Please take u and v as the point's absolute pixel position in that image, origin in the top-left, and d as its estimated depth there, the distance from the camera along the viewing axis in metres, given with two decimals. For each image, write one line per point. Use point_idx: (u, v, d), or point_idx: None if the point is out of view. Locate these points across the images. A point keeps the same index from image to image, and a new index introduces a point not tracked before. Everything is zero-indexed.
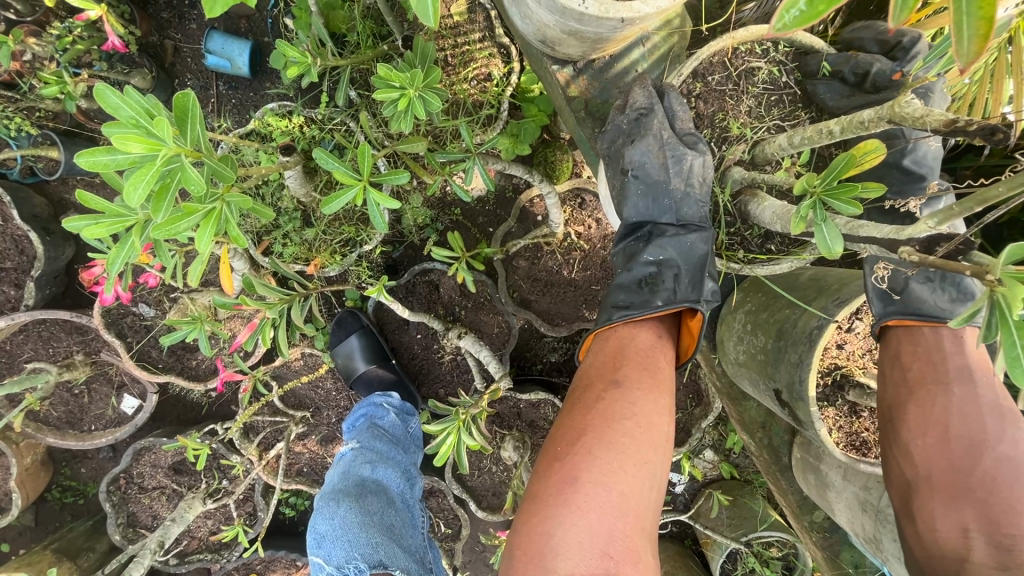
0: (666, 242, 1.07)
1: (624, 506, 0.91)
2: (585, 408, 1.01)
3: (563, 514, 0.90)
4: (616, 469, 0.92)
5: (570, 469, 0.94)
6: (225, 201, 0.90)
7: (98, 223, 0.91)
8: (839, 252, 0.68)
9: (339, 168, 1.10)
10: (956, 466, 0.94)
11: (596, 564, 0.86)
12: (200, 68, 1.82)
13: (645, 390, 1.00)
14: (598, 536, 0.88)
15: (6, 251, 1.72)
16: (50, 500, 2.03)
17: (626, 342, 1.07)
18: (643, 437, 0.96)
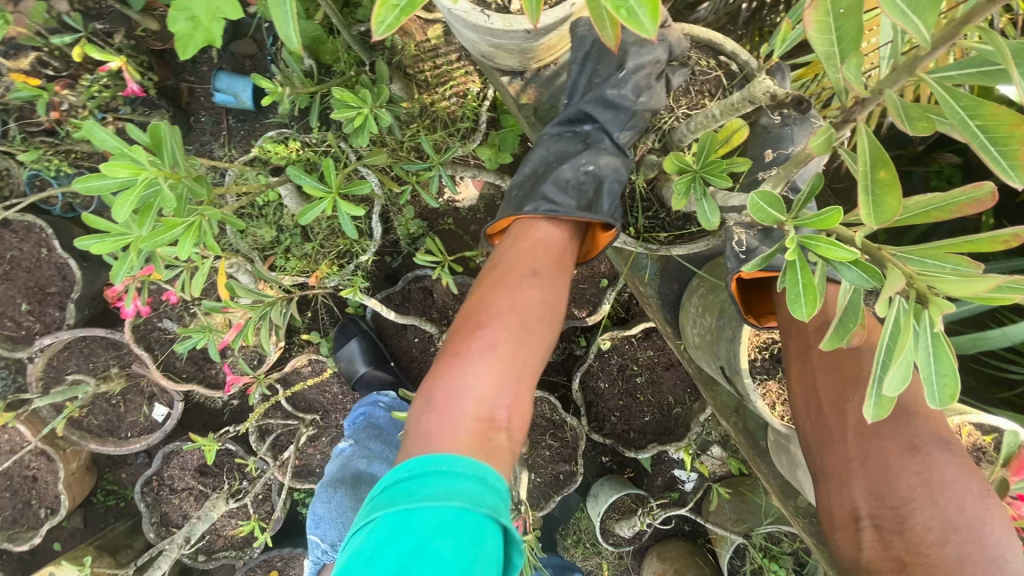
0: (599, 154, 1.18)
1: (520, 371, 1.00)
2: (502, 286, 1.06)
3: (466, 371, 0.97)
4: (519, 344, 1.01)
5: (484, 337, 1.00)
6: (204, 216, 1.04)
7: (103, 240, 1.06)
8: (718, 224, 0.76)
9: (309, 182, 1.24)
10: (855, 440, 1.02)
11: (491, 413, 0.95)
12: (212, 105, 2.03)
13: (552, 278, 1.09)
14: (491, 392, 0.95)
15: (51, 277, 1.95)
16: (96, 503, 2.23)
17: (542, 233, 1.13)
18: (546, 320, 1.06)
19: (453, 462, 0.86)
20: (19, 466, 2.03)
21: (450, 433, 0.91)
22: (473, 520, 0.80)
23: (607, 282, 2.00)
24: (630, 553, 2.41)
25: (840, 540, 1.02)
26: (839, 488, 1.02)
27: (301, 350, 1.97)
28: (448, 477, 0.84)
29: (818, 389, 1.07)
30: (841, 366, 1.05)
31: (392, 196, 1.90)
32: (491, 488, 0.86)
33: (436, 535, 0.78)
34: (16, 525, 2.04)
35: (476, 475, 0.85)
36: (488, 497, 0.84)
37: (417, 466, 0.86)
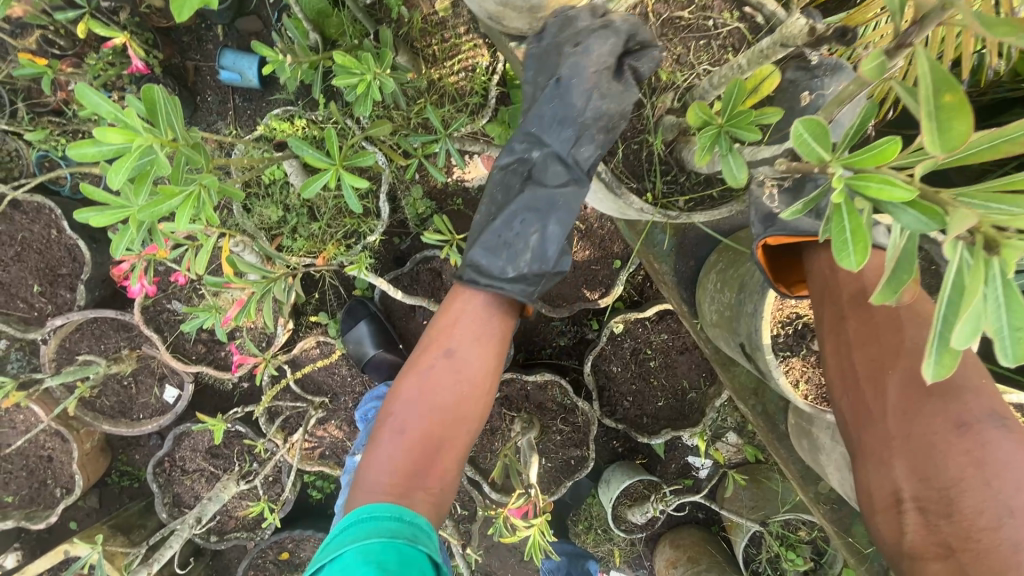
0: (539, 194, 1.11)
1: (426, 445, 1.07)
2: (423, 365, 1.11)
3: (377, 446, 1.08)
4: (397, 422, 1.08)
5: (396, 416, 1.09)
6: (202, 186, 1.01)
7: (102, 213, 1.04)
8: (745, 180, 0.71)
9: (310, 153, 1.20)
10: (896, 414, 0.88)
11: (400, 486, 1.04)
12: (218, 84, 2.00)
13: (470, 353, 1.11)
14: (390, 477, 1.04)
15: (62, 259, 1.95)
16: (111, 483, 2.26)
17: (465, 306, 1.13)
18: (457, 394, 1.09)
19: (371, 509, 0.99)
20: (34, 446, 2.05)
21: (366, 493, 1.04)
22: (396, 548, 0.92)
23: (620, 263, 1.94)
24: (643, 539, 2.38)
25: (881, 524, 0.89)
26: (876, 468, 0.90)
27: (309, 332, 1.95)
28: (370, 521, 0.97)
29: (857, 358, 0.94)
30: (878, 334, 0.92)
31: (399, 174, 1.86)
32: (410, 524, 0.98)
33: (372, 562, 0.89)
34: (32, 504, 2.07)
35: (397, 516, 0.98)
36: (407, 530, 0.97)
37: (345, 520, 1.00)
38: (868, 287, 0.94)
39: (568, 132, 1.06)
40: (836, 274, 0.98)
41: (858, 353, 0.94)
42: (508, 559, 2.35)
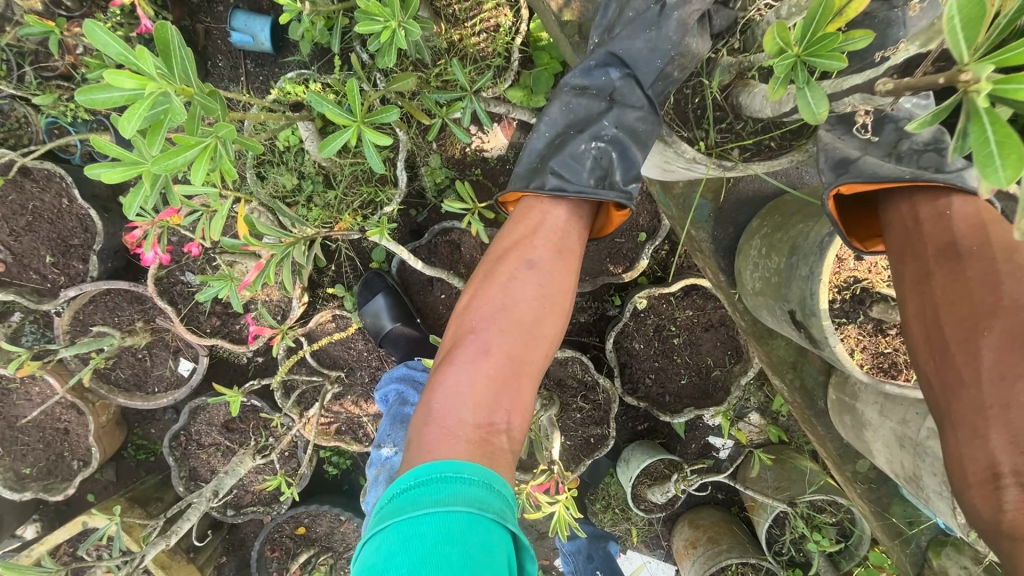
0: (625, 111, 1.10)
1: (510, 361, 0.99)
2: (500, 279, 1.06)
3: (453, 374, 0.97)
4: (481, 334, 1.01)
5: (472, 334, 1.01)
6: (219, 138, 0.95)
7: (115, 168, 0.99)
8: (822, 115, 0.73)
9: (330, 108, 1.13)
10: (996, 379, 0.78)
11: (481, 415, 0.94)
12: (229, 49, 1.93)
13: (549, 268, 1.07)
14: (473, 392, 0.95)
15: (74, 229, 1.91)
16: (127, 456, 2.25)
17: (546, 217, 1.10)
18: (539, 307, 1.04)
19: (459, 468, 0.85)
20: (51, 418, 2.04)
21: (443, 442, 0.90)
22: (481, 526, 0.81)
23: (645, 236, 1.87)
24: (661, 519, 2.34)
25: (977, 503, 0.79)
26: (969, 439, 0.80)
27: (326, 305, 1.91)
28: (454, 485, 0.83)
29: (950, 317, 0.84)
30: (970, 291, 0.83)
31: (418, 141, 1.79)
32: (498, 494, 0.86)
33: (448, 541, 0.78)
34: (50, 475, 2.06)
35: (484, 481, 0.86)
36: (495, 503, 0.85)
37: (419, 473, 0.86)
38: (959, 240, 0.86)
39: (656, 61, 1.09)
40: (918, 228, 0.91)
41: (950, 311, 0.84)
42: (524, 537, 2.33)
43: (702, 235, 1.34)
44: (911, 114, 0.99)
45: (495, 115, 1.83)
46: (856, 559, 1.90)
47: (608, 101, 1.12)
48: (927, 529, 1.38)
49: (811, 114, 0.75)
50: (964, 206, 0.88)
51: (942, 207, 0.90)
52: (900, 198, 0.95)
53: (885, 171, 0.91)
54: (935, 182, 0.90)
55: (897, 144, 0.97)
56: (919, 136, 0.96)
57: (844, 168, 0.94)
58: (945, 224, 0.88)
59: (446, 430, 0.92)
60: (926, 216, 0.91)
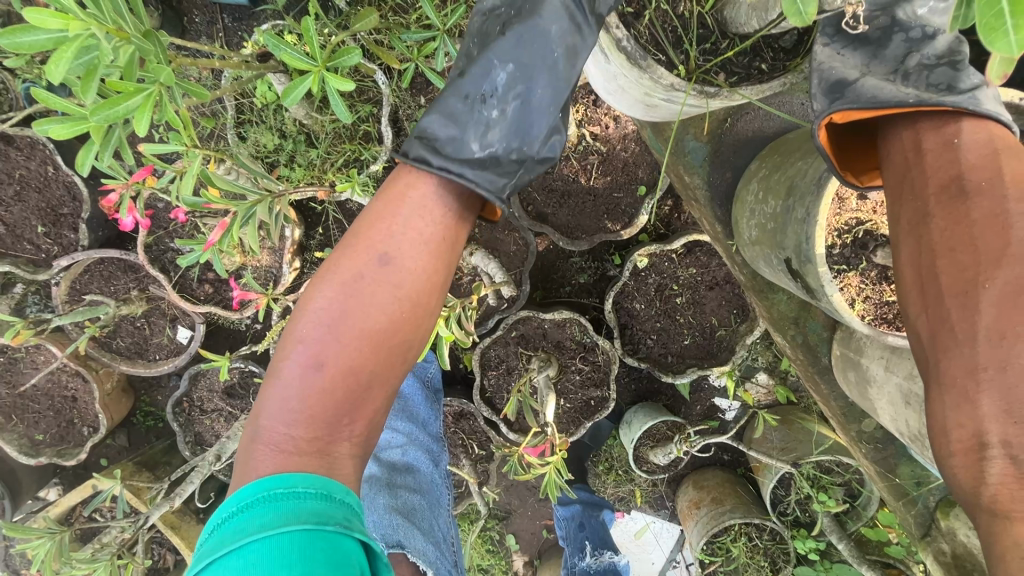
0: (522, 46, 1.04)
1: (342, 374, 0.93)
2: (344, 277, 0.96)
3: (283, 384, 0.92)
4: (318, 340, 0.93)
5: (303, 343, 0.94)
6: (163, 86, 0.88)
7: (62, 123, 0.94)
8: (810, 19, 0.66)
9: (287, 51, 1.05)
10: (992, 338, 0.75)
11: (308, 432, 0.90)
12: (205, 3, 1.84)
13: (410, 259, 0.99)
14: (303, 409, 0.90)
15: (62, 198, 1.90)
16: (137, 423, 2.30)
17: (408, 205, 1.00)
18: (392, 309, 0.97)
19: (292, 483, 0.83)
20: (57, 386, 2.08)
21: (269, 453, 0.88)
22: (320, 538, 0.78)
23: (645, 189, 1.77)
24: (665, 480, 2.31)
25: (960, 472, 0.79)
26: (950, 404, 0.79)
27: (316, 269, 1.88)
28: (282, 503, 0.80)
29: (947, 264, 0.80)
30: (971, 235, 0.78)
31: (401, 94, 1.70)
32: (340, 504, 0.84)
33: (283, 564, 0.75)
34: (63, 441, 2.12)
35: (321, 492, 0.84)
36: (337, 513, 0.83)
37: (242, 497, 0.82)
38: (964, 174, 0.80)
39: None
40: (920, 159, 0.85)
41: (944, 259, 0.80)
42: (528, 498, 2.34)
43: (697, 181, 1.27)
44: (927, 21, 0.91)
45: None
46: (864, 520, 1.85)
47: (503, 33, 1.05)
48: (935, 489, 1.33)
49: (799, 16, 0.66)
50: (973, 132, 0.83)
51: (949, 135, 0.84)
52: (900, 130, 0.90)
53: (886, 95, 0.87)
54: (943, 106, 0.83)
55: (904, 60, 0.91)
56: (931, 48, 0.90)
57: (839, 91, 0.91)
58: (951, 156, 0.83)
59: (266, 447, 0.89)
60: (930, 146, 0.85)
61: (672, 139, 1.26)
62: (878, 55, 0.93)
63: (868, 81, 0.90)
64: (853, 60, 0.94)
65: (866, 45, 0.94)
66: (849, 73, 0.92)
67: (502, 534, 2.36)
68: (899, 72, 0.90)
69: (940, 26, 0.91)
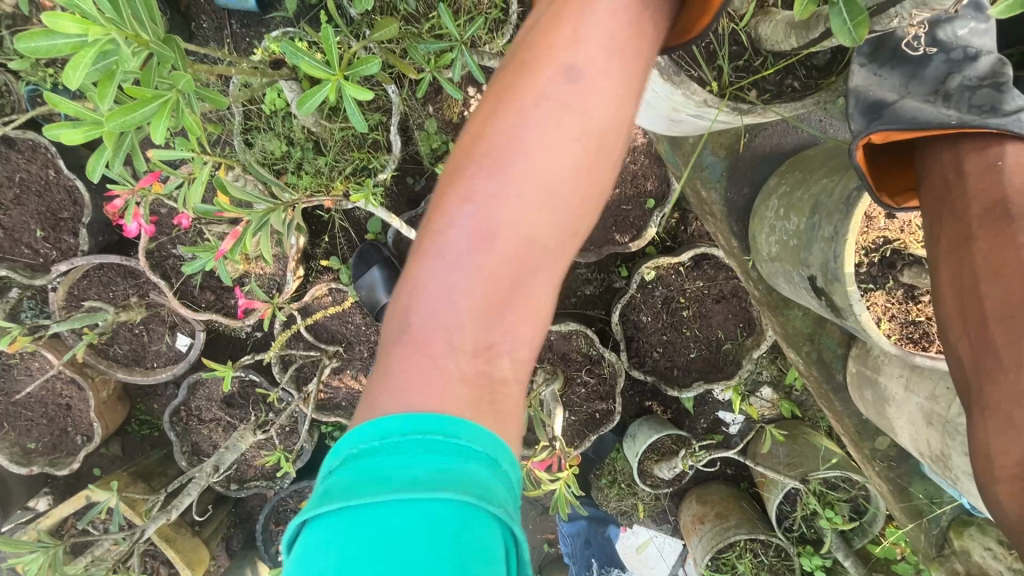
0: None
1: (533, 248, 0.74)
2: (509, 113, 0.75)
3: (438, 268, 0.72)
4: (515, 197, 0.73)
5: (482, 203, 0.73)
6: (181, 92, 0.87)
7: (76, 128, 0.92)
8: (857, 35, 0.74)
9: (305, 60, 1.04)
10: None
11: (493, 332, 0.72)
12: (214, 9, 1.83)
13: (603, 92, 0.76)
14: (471, 307, 0.71)
15: (63, 202, 1.86)
16: (131, 432, 2.25)
17: (587, 16, 0.77)
18: (579, 162, 0.75)
19: (455, 430, 0.61)
20: (51, 393, 2.03)
21: (427, 361, 0.68)
22: (473, 523, 0.55)
23: (654, 202, 1.77)
24: (668, 494, 2.30)
25: (1003, 501, 0.78)
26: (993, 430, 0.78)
27: (320, 278, 1.86)
28: (445, 459, 0.58)
29: (995, 286, 0.80)
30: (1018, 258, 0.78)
31: (411, 104, 1.69)
32: (502, 476, 0.61)
33: (408, 541, 0.53)
34: (56, 450, 2.07)
35: (489, 457, 0.61)
36: (498, 492, 0.59)
37: (385, 434, 0.60)
38: (1009, 197, 0.81)
39: None
40: (961, 181, 0.86)
41: (991, 281, 0.80)
42: (529, 511, 2.31)
43: (712, 196, 1.27)
44: (967, 42, 0.91)
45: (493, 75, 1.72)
46: (869, 536, 1.85)
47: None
48: (948, 508, 1.32)
49: (848, 36, 0.75)
50: (1016, 154, 0.84)
51: (991, 157, 0.85)
52: (936, 149, 0.91)
53: (927, 115, 0.87)
54: (986, 128, 0.84)
55: (944, 81, 0.91)
56: (973, 69, 0.91)
57: (877, 112, 0.92)
58: (994, 178, 0.83)
59: (431, 350, 0.69)
60: (971, 168, 0.86)
61: (688, 153, 1.26)
62: (917, 76, 0.93)
63: (909, 102, 0.91)
64: (892, 81, 0.94)
65: (904, 64, 0.94)
66: (887, 93, 0.93)
67: None
68: (941, 93, 0.90)
69: (983, 46, 0.91)
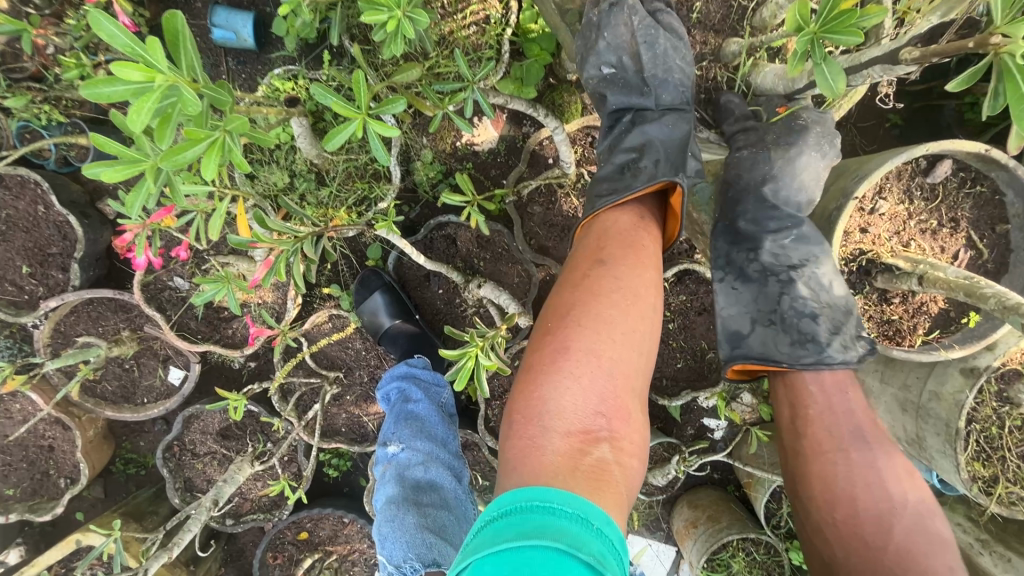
0: (648, 130, 1.17)
1: (612, 367, 0.87)
2: (572, 286, 0.97)
3: (545, 384, 0.86)
4: (602, 333, 0.89)
5: (561, 340, 0.89)
6: (227, 132, 0.92)
7: (115, 167, 0.94)
8: (840, 89, 0.88)
9: (336, 100, 1.11)
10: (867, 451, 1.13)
11: (591, 420, 0.83)
12: (209, 46, 1.87)
13: (625, 260, 0.98)
14: (579, 402, 0.84)
15: (51, 237, 1.84)
16: (115, 472, 2.18)
17: (612, 220, 1.07)
18: (631, 308, 0.93)
19: (547, 495, 0.73)
20: (33, 436, 1.96)
21: (535, 465, 0.78)
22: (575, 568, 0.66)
23: None
24: (661, 501, 2.39)
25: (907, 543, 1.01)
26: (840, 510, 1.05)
27: (322, 305, 1.89)
28: (542, 516, 0.70)
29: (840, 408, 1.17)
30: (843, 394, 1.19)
31: (411, 135, 1.79)
32: (598, 534, 0.71)
33: None
34: (36, 495, 1.98)
35: (580, 515, 0.71)
36: (592, 545, 0.69)
37: (502, 504, 0.75)
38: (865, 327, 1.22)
39: (676, 77, 1.21)
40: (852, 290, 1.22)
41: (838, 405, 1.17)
42: None
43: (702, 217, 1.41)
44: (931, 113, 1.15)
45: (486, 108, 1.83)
46: None
47: (643, 96, 1.21)
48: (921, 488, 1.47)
49: (830, 88, 0.89)
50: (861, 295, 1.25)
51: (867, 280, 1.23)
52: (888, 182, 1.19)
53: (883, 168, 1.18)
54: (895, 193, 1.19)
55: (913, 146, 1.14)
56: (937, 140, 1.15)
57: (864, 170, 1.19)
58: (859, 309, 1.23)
59: (544, 450, 0.80)
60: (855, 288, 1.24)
61: None
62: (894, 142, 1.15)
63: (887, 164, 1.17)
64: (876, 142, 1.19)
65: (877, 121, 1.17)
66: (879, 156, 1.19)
67: None
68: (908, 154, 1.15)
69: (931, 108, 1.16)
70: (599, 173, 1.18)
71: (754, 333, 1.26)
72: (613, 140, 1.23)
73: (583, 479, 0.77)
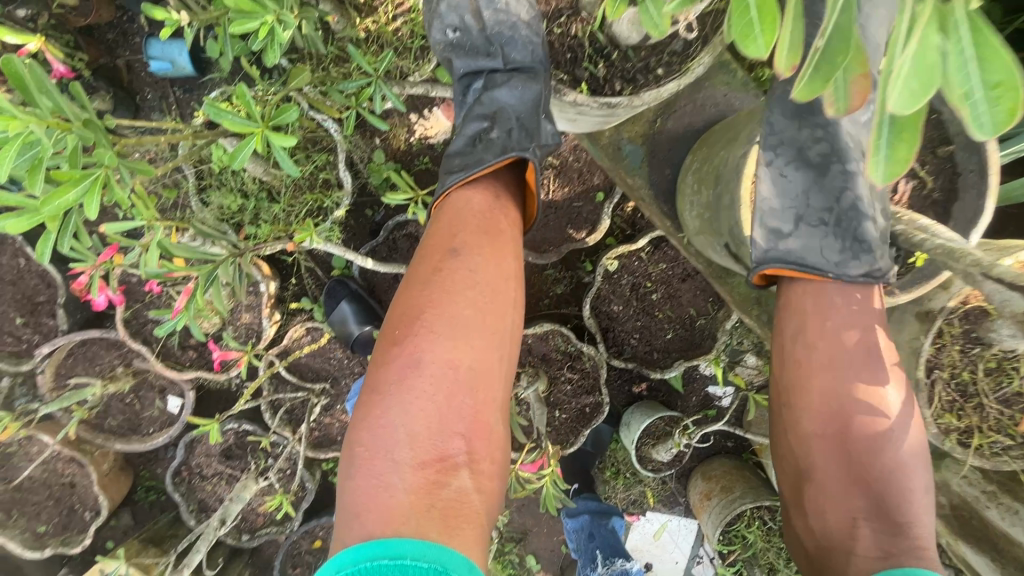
0: (495, 96, 1.17)
1: (470, 379, 0.90)
2: (422, 284, 0.96)
3: (389, 406, 0.87)
4: (458, 340, 0.91)
5: (412, 353, 0.90)
6: (109, 167, 0.92)
7: (18, 218, 0.94)
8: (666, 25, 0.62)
9: (226, 118, 1.08)
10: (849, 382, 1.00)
11: (442, 446, 0.86)
12: (155, 79, 1.90)
13: (479, 250, 0.99)
14: (425, 427, 0.86)
15: (37, 286, 1.91)
16: (139, 500, 2.28)
17: (467, 200, 1.07)
18: (487, 306, 0.95)
19: (398, 550, 0.75)
20: (54, 474, 2.07)
21: (382, 511, 0.80)
22: None
23: (603, 195, 1.85)
24: (674, 476, 2.32)
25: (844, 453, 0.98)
26: (823, 379, 1.01)
27: (296, 320, 1.91)
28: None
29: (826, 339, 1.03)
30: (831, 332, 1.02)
31: (356, 140, 1.77)
32: None
33: None
34: (67, 529, 2.09)
35: (431, 569, 0.74)
36: None
37: (349, 562, 0.75)
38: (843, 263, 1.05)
39: (522, 31, 1.16)
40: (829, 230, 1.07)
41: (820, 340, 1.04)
42: (542, 517, 2.31)
43: (638, 182, 1.37)
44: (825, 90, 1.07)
45: (432, 99, 1.79)
46: None
47: (491, 57, 1.19)
48: None
49: (655, 25, 0.63)
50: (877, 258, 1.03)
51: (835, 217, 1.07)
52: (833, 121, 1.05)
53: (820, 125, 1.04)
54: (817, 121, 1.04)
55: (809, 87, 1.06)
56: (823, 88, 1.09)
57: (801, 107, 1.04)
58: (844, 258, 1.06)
59: (390, 486, 0.82)
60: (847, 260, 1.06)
61: (609, 146, 1.38)
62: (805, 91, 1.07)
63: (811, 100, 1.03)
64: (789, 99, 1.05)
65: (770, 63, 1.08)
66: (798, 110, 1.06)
67: (522, 557, 2.31)
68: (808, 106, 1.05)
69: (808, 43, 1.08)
70: (451, 147, 1.16)
71: (799, 234, 1.06)
72: (467, 109, 1.21)
73: (434, 519, 0.80)
